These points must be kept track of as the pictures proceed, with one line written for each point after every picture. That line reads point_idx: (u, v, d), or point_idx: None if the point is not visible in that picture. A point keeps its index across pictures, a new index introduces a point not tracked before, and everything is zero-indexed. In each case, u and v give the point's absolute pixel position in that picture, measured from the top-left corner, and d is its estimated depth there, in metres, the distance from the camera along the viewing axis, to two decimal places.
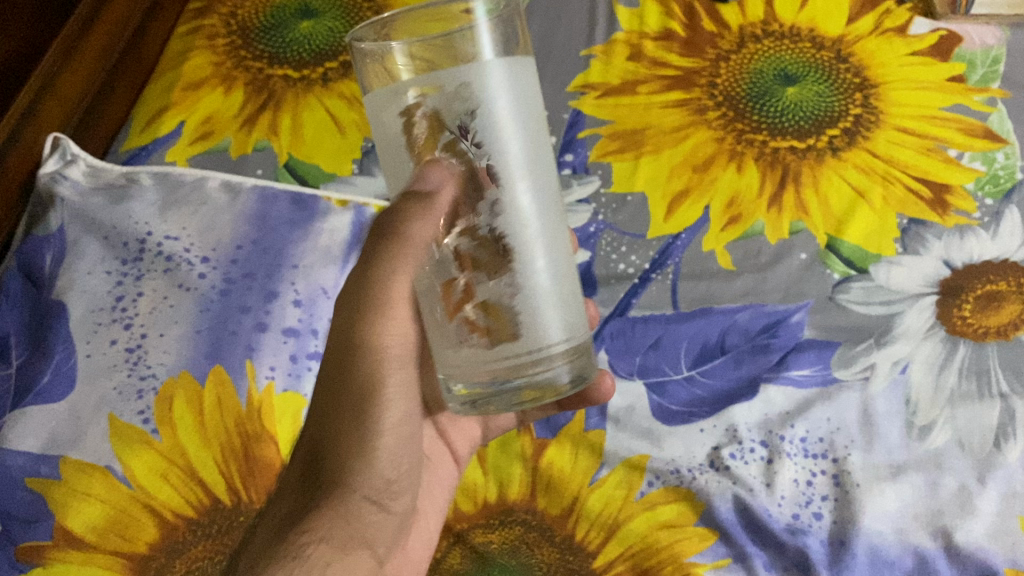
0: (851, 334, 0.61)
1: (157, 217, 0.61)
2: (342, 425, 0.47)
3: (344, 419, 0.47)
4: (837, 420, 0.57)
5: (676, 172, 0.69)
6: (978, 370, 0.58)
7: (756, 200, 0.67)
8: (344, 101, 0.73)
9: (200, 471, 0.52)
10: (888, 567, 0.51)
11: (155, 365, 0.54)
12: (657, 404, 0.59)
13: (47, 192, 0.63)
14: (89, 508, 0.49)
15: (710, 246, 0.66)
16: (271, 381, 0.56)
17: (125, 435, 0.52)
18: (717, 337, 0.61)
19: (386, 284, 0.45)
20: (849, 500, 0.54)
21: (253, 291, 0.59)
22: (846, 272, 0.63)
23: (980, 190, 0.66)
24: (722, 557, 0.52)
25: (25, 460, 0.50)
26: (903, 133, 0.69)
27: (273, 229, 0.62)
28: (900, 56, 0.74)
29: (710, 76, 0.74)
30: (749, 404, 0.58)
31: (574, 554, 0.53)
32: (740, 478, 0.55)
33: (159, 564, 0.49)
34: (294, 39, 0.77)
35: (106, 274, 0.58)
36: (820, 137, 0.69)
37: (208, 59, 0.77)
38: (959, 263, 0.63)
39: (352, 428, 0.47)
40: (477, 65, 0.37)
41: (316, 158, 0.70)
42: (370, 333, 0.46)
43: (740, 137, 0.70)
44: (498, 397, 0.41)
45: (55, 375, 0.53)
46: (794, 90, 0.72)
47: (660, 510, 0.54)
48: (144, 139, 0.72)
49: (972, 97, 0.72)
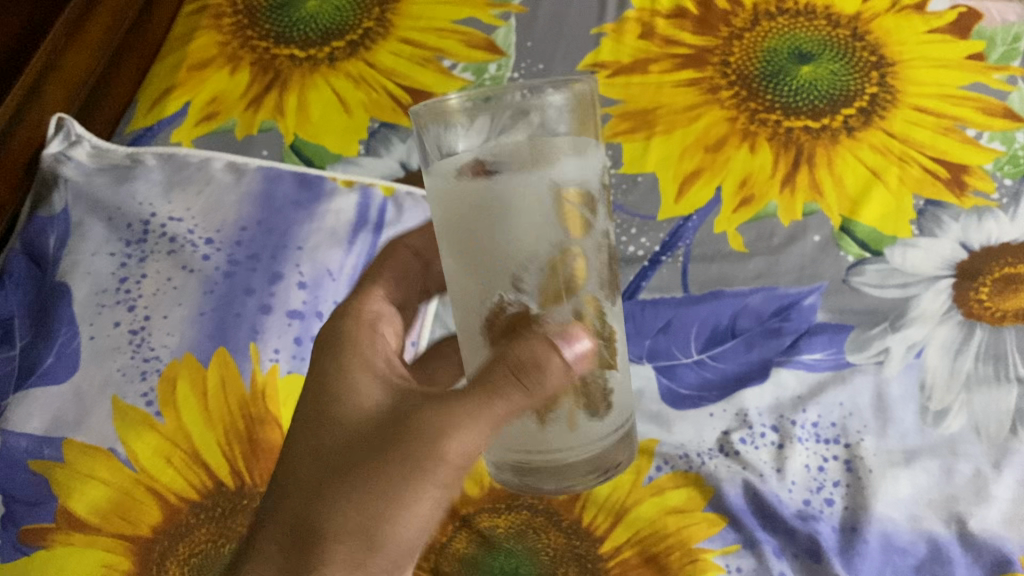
0: (865, 317, 0.60)
1: (162, 198, 0.61)
2: (370, 514, 0.36)
3: (382, 489, 0.36)
4: (850, 405, 0.56)
5: (688, 153, 0.68)
6: (995, 354, 0.57)
7: (769, 181, 0.66)
8: (351, 81, 0.72)
9: (203, 454, 0.51)
10: (900, 554, 0.50)
11: (159, 347, 0.54)
12: (667, 388, 0.58)
13: (50, 172, 0.62)
14: (94, 490, 0.49)
15: (722, 228, 0.65)
16: (276, 363, 0.55)
17: (128, 417, 0.51)
18: (727, 320, 0.60)
19: (485, 397, 0.36)
20: (861, 486, 0.53)
21: (257, 272, 0.58)
22: (861, 254, 0.62)
23: (999, 170, 0.65)
24: (732, 544, 0.51)
25: (28, 442, 0.50)
26: (922, 113, 0.68)
27: (279, 211, 0.62)
28: (918, 34, 0.73)
29: (723, 55, 0.73)
30: (760, 388, 0.57)
31: (581, 539, 0.52)
32: (750, 463, 0.54)
33: (162, 547, 0.49)
34: (301, 18, 0.76)
35: (110, 255, 0.58)
36: (835, 116, 0.68)
37: (214, 39, 0.76)
38: (976, 245, 0.61)
39: (371, 505, 0.36)
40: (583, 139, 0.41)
41: (323, 138, 0.69)
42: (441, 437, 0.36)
43: (753, 117, 0.68)
44: (567, 474, 0.41)
45: (59, 358, 0.53)
46: (809, 68, 0.70)
47: (669, 495, 0.53)
48: (150, 120, 0.71)
49: (992, 76, 0.70)
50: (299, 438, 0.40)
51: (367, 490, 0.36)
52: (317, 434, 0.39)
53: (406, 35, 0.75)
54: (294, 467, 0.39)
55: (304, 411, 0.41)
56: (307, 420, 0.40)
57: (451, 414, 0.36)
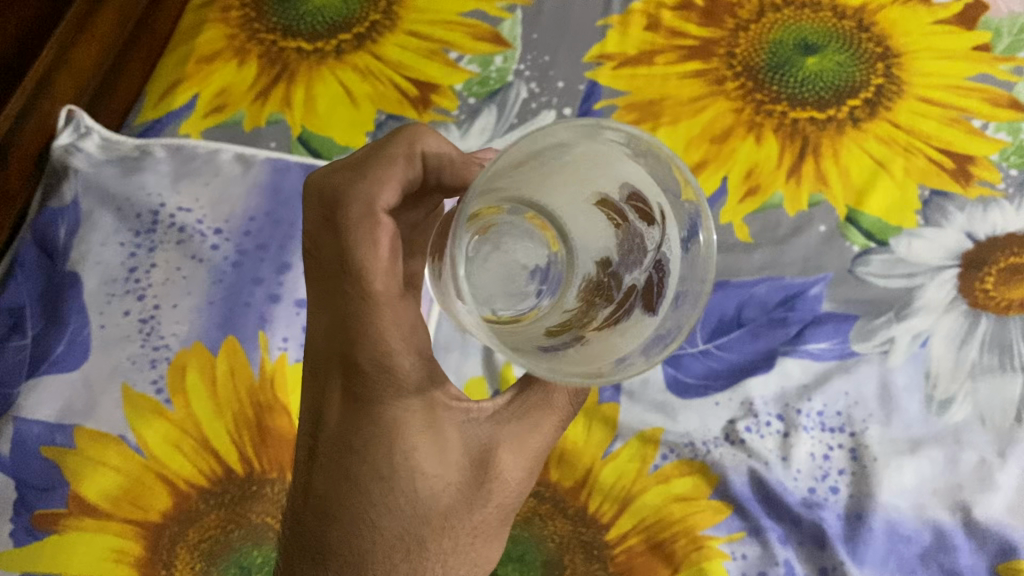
0: (870, 306, 0.60)
1: (170, 189, 0.61)
2: (435, 544, 0.42)
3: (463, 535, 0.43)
4: (855, 394, 0.57)
5: (693, 144, 0.68)
6: (1000, 344, 0.57)
7: (774, 171, 0.66)
8: (358, 73, 0.72)
9: (212, 441, 0.52)
10: (905, 541, 0.52)
11: (168, 336, 0.55)
12: (672, 377, 0.58)
13: (60, 165, 0.62)
14: (105, 476, 0.51)
15: (728, 219, 0.64)
16: (284, 352, 0.55)
17: (138, 404, 0.53)
18: (733, 310, 0.60)
19: (536, 430, 0.44)
20: (867, 474, 0.54)
21: (265, 262, 0.59)
22: (866, 244, 0.62)
23: (1005, 161, 0.65)
24: (737, 531, 0.53)
25: (40, 429, 0.52)
26: (928, 104, 0.67)
27: (287, 201, 0.62)
28: (924, 25, 0.71)
29: (729, 46, 0.71)
30: (765, 377, 0.57)
31: (587, 526, 0.53)
32: (756, 451, 0.55)
33: (172, 533, 0.49)
34: (307, 11, 0.74)
35: (120, 245, 0.59)
36: (841, 107, 0.67)
37: (222, 32, 0.74)
38: (981, 235, 0.62)
39: (438, 537, 0.42)
40: (607, 147, 0.37)
41: (329, 131, 0.69)
42: (506, 480, 0.43)
43: (759, 108, 0.68)
44: None
45: (69, 345, 0.54)
46: (814, 60, 0.69)
47: (674, 483, 0.54)
48: (158, 112, 0.71)
49: (998, 66, 0.70)
50: (372, 492, 0.42)
51: (433, 527, 0.42)
52: (397, 491, 0.42)
53: (412, 27, 0.74)
54: (348, 494, 0.42)
55: (374, 465, 0.42)
56: (381, 477, 0.42)
57: (516, 460, 0.43)
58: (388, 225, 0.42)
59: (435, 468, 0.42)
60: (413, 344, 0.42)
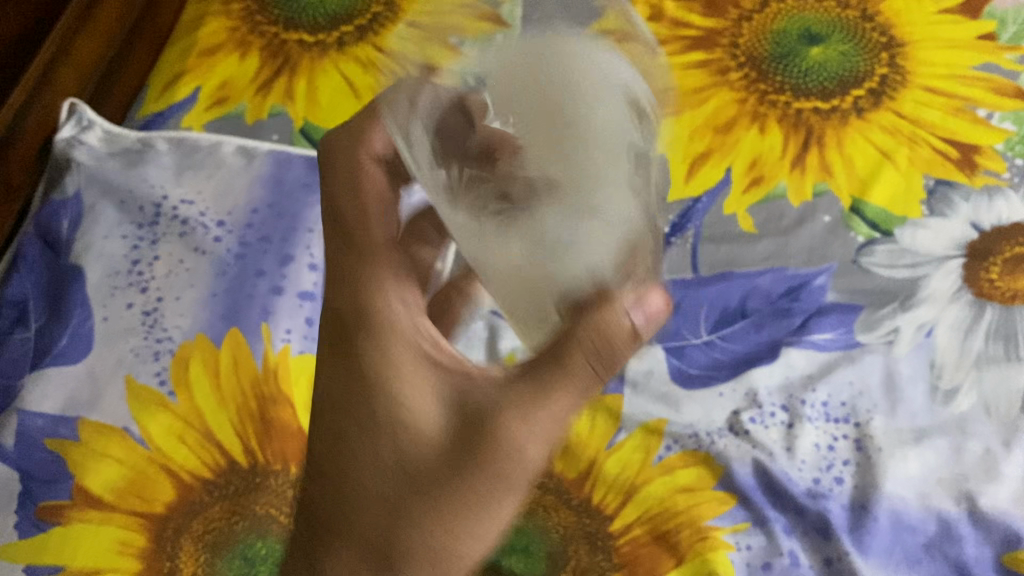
0: (875, 297, 0.60)
1: (173, 181, 0.61)
2: (418, 515, 0.39)
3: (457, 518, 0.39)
4: (860, 384, 0.56)
5: (698, 134, 0.67)
6: (1006, 334, 0.57)
7: (779, 161, 0.65)
8: (360, 65, 0.72)
9: (216, 432, 0.52)
10: (910, 531, 0.51)
11: (171, 328, 0.55)
12: (676, 368, 0.58)
13: (63, 157, 0.62)
14: (109, 468, 0.51)
15: (733, 209, 0.64)
16: (287, 343, 0.55)
17: (141, 396, 0.53)
18: (737, 301, 0.60)
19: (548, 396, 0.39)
20: (871, 464, 0.54)
21: (269, 254, 0.59)
22: (871, 234, 0.62)
23: (1010, 150, 0.64)
24: (742, 522, 0.52)
25: (44, 421, 0.52)
26: (932, 93, 0.67)
27: (289, 193, 0.61)
28: (928, 15, 0.71)
29: (732, 36, 0.71)
30: (770, 367, 0.57)
31: (592, 517, 0.53)
32: (760, 442, 0.55)
33: (176, 524, 0.49)
34: (309, 4, 0.74)
35: (123, 238, 0.59)
36: (845, 97, 0.67)
37: (225, 25, 0.74)
38: (986, 225, 0.61)
39: (420, 507, 0.39)
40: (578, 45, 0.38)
41: (332, 122, 0.69)
42: (502, 452, 0.39)
43: (763, 99, 0.68)
44: None
45: (73, 338, 0.55)
46: (818, 50, 0.69)
47: (679, 474, 0.54)
48: (161, 104, 0.71)
49: (1004, 56, 0.69)
50: (356, 446, 0.41)
51: (416, 498, 0.40)
52: (381, 442, 0.41)
53: None
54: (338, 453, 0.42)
55: (359, 418, 0.41)
56: (365, 430, 0.41)
57: (519, 427, 0.39)
58: (375, 176, 0.46)
59: (421, 421, 0.40)
60: (398, 293, 0.43)
